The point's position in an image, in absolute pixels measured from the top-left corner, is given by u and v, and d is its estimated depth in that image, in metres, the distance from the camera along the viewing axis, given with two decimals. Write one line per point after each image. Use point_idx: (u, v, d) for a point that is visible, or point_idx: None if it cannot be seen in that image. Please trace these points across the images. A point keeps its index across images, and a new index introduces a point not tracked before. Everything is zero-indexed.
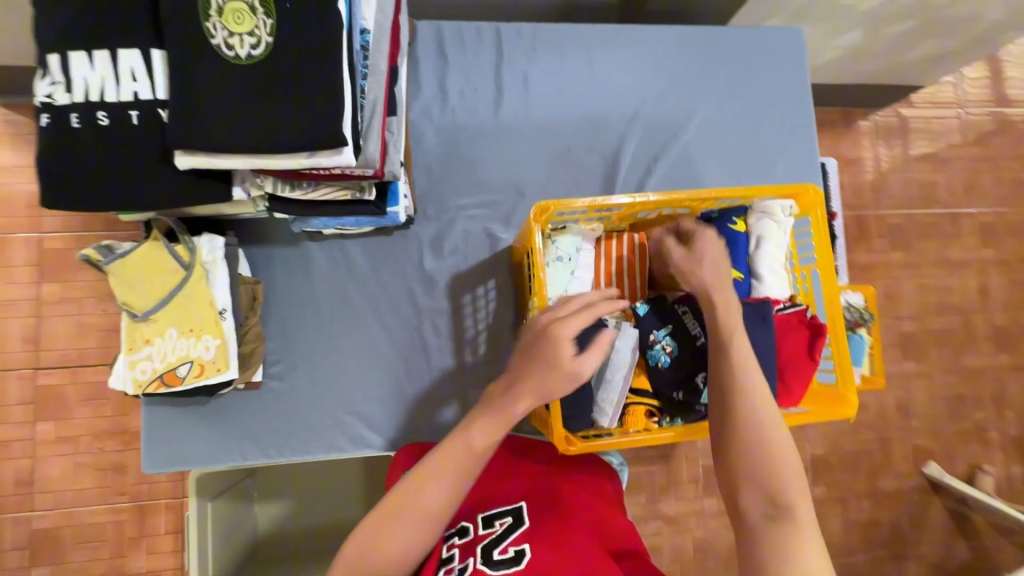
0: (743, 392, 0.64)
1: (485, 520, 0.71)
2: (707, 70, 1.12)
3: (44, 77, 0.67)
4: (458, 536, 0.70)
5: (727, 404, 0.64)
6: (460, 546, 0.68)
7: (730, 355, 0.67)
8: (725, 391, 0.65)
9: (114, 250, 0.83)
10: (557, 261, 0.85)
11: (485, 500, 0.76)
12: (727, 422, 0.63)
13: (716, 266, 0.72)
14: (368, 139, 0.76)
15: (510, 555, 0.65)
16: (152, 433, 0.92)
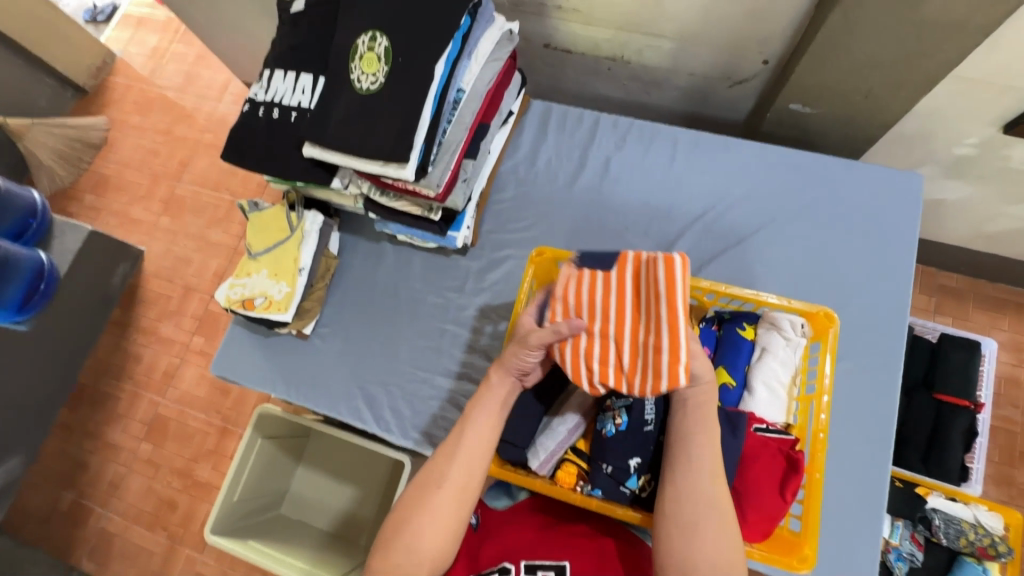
0: (699, 472, 0.66)
1: (528, 569, 0.71)
2: (796, 193, 1.11)
3: (257, 84, 1.03)
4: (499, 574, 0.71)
5: (697, 497, 0.65)
6: None
7: (688, 431, 0.69)
8: (689, 474, 0.67)
9: (258, 206, 1.16)
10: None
11: (534, 544, 0.75)
12: (691, 514, 0.64)
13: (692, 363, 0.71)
14: (436, 167, 0.96)
15: None
16: (226, 345, 1.19)
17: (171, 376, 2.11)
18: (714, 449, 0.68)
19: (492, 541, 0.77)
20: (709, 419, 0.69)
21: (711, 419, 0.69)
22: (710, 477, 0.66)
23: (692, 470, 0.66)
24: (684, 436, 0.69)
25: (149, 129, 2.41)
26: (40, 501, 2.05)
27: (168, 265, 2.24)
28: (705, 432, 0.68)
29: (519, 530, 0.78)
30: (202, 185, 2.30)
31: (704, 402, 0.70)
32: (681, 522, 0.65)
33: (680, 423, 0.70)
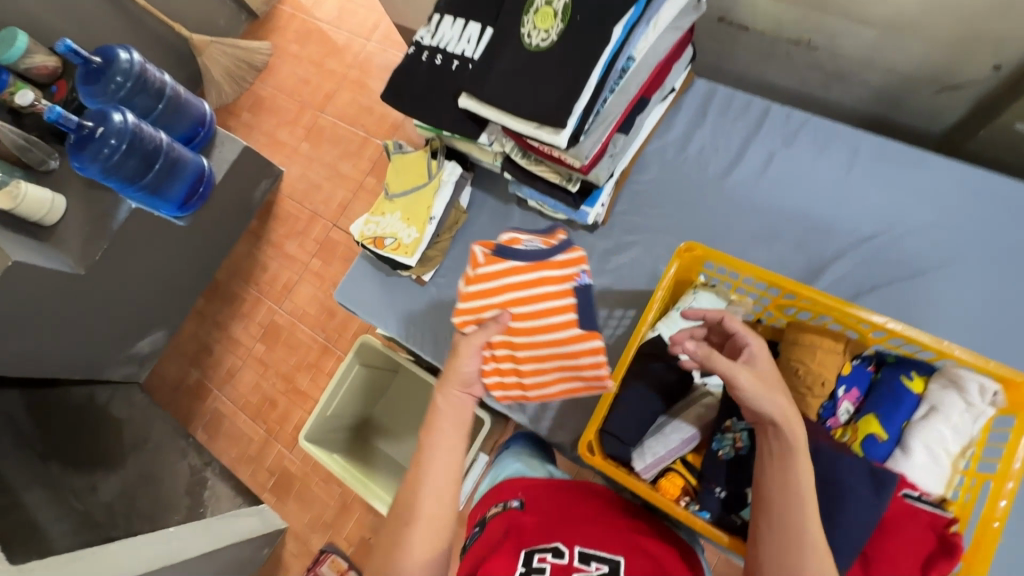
0: (789, 531, 0.57)
1: (582, 556, 0.69)
2: (1002, 233, 0.92)
3: (426, 27, 1.03)
4: (552, 553, 0.70)
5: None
6: (551, 563, 0.68)
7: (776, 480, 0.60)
8: (780, 532, 0.57)
9: (402, 149, 1.19)
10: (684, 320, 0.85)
11: (584, 534, 0.74)
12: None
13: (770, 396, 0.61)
14: (589, 137, 0.91)
15: None
16: (350, 276, 1.26)
17: (289, 290, 2.32)
18: (807, 526, 0.57)
19: (542, 524, 0.77)
20: (795, 485, 0.58)
21: (799, 482, 0.58)
22: (795, 554, 0.56)
23: (773, 542, 0.57)
24: (764, 503, 0.60)
25: (304, 59, 2.57)
26: (173, 372, 2.39)
27: (301, 189, 2.42)
28: (787, 501, 0.58)
29: (566, 520, 0.77)
30: (342, 119, 2.43)
31: (782, 462, 0.60)
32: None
33: (762, 486, 0.61)
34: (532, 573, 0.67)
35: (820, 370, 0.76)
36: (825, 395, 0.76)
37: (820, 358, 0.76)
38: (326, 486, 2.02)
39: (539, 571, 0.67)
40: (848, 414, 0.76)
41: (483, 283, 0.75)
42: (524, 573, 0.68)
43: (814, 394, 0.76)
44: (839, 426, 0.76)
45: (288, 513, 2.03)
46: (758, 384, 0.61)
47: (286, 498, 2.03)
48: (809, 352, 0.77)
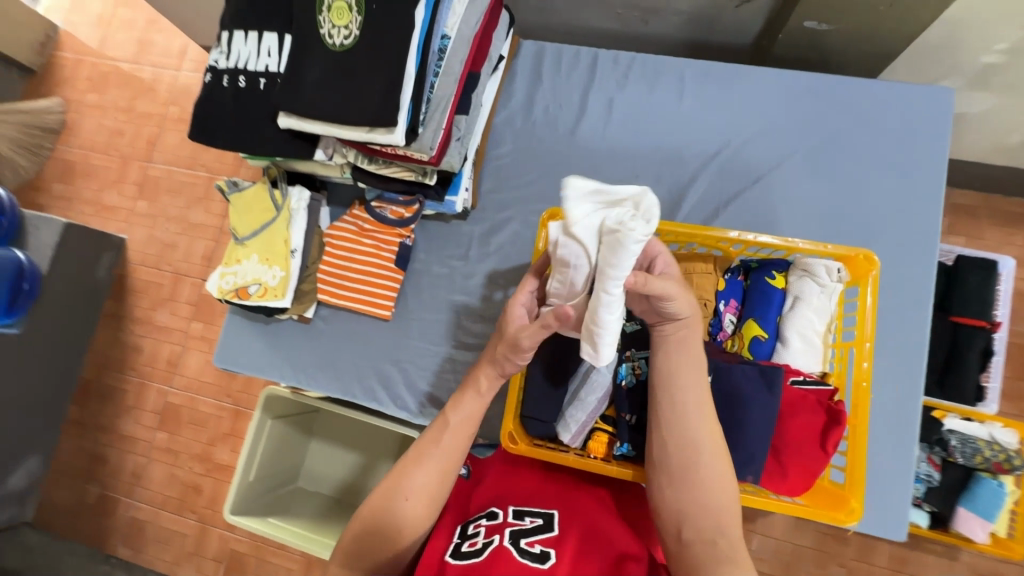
0: (693, 421, 0.64)
1: (517, 511, 0.65)
2: (816, 123, 1.02)
3: (216, 48, 0.92)
4: (487, 517, 0.65)
5: (684, 440, 0.64)
6: (486, 527, 0.64)
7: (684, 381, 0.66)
8: (687, 424, 0.65)
9: (238, 185, 1.08)
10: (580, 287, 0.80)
11: (523, 490, 0.70)
12: (681, 459, 0.64)
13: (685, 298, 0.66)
14: (427, 127, 0.86)
15: (535, 552, 0.60)
16: (225, 336, 1.14)
17: (175, 364, 2.08)
18: (700, 393, 0.66)
19: (483, 488, 0.71)
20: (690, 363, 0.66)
21: (693, 361, 0.67)
22: (693, 419, 0.65)
23: (676, 414, 0.65)
24: (662, 382, 0.67)
25: (109, 107, 2.25)
26: (65, 496, 2.07)
27: (153, 251, 2.14)
28: (687, 381, 0.66)
29: (503, 477, 0.72)
30: (175, 164, 2.17)
31: (679, 345, 0.67)
32: (670, 464, 0.64)
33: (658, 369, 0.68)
34: (464, 537, 0.63)
35: (699, 293, 0.79)
36: (710, 313, 0.80)
37: (697, 282, 0.79)
38: (284, 552, 1.87)
39: (472, 536, 0.63)
40: (733, 324, 0.81)
41: (360, 219, 1.08)
42: (456, 542, 0.63)
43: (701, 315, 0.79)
44: (728, 338, 0.81)
45: None
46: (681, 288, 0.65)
47: None
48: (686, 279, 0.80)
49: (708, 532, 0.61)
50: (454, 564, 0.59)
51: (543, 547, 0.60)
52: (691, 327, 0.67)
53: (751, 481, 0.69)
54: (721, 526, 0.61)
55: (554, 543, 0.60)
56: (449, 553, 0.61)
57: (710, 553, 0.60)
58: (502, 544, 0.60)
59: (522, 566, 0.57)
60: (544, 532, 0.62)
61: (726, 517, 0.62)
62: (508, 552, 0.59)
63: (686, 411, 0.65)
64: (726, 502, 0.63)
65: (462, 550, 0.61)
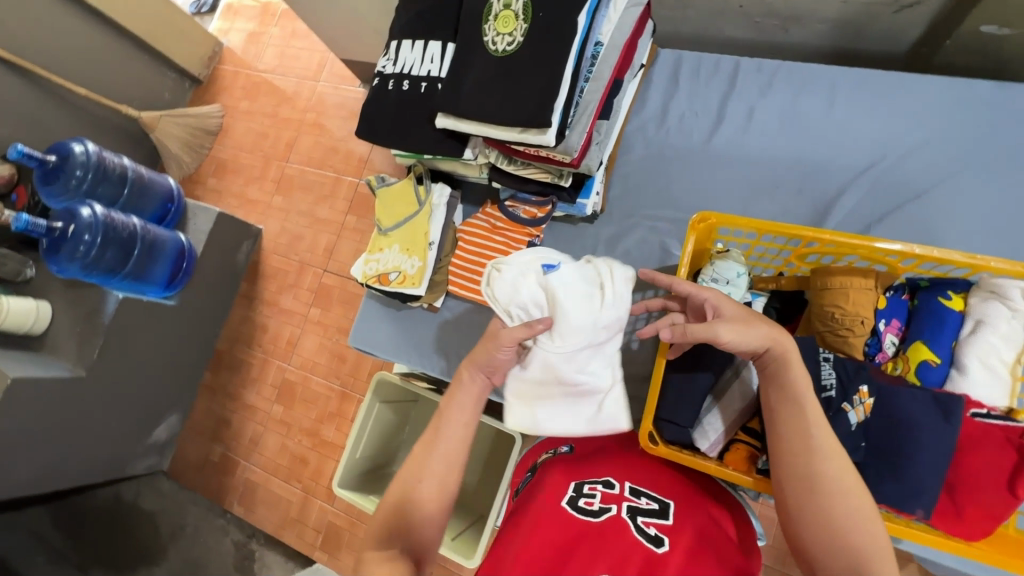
0: (799, 446, 0.60)
1: (634, 489, 0.66)
2: (996, 136, 0.92)
3: (385, 56, 1.02)
4: (604, 484, 0.67)
5: (800, 472, 0.59)
6: (603, 493, 0.66)
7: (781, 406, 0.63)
8: (790, 448, 0.61)
9: (385, 181, 1.18)
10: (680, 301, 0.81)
11: (638, 475, 0.71)
12: (794, 492, 0.59)
13: (749, 335, 0.65)
14: (574, 130, 0.90)
15: (650, 532, 0.60)
16: (361, 318, 1.24)
17: (294, 344, 2.28)
18: (815, 422, 0.60)
19: (593, 460, 0.74)
20: (794, 390, 0.62)
21: (797, 387, 0.62)
22: (802, 445, 0.60)
23: (788, 444, 0.61)
24: (772, 415, 0.64)
25: (258, 113, 2.54)
26: (194, 452, 2.34)
27: (284, 241, 2.38)
28: (787, 405, 0.62)
29: (619, 459, 0.74)
30: (309, 164, 2.41)
31: (779, 372, 0.64)
32: (789, 497, 0.59)
33: (767, 404, 0.65)
34: (581, 493, 0.66)
35: (856, 310, 0.75)
36: (867, 333, 0.76)
37: (853, 298, 0.76)
38: None
39: (589, 496, 0.65)
40: (894, 347, 0.76)
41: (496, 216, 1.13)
42: (572, 494, 0.66)
43: (856, 334, 0.76)
44: (888, 360, 0.76)
45: (344, 566, 1.98)
46: (737, 325, 0.66)
47: (337, 552, 1.99)
48: (841, 293, 0.76)
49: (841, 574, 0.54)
50: (574, 518, 0.62)
51: (658, 530, 0.61)
52: (780, 355, 0.64)
53: (919, 516, 0.63)
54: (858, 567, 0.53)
55: (668, 530, 0.61)
56: (567, 504, 0.65)
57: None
58: (620, 514, 0.62)
59: (636, 540, 0.58)
60: (658, 517, 0.62)
61: (867, 559, 0.54)
62: (625, 524, 0.61)
63: (791, 435, 0.61)
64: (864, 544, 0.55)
65: (580, 505, 0.64)
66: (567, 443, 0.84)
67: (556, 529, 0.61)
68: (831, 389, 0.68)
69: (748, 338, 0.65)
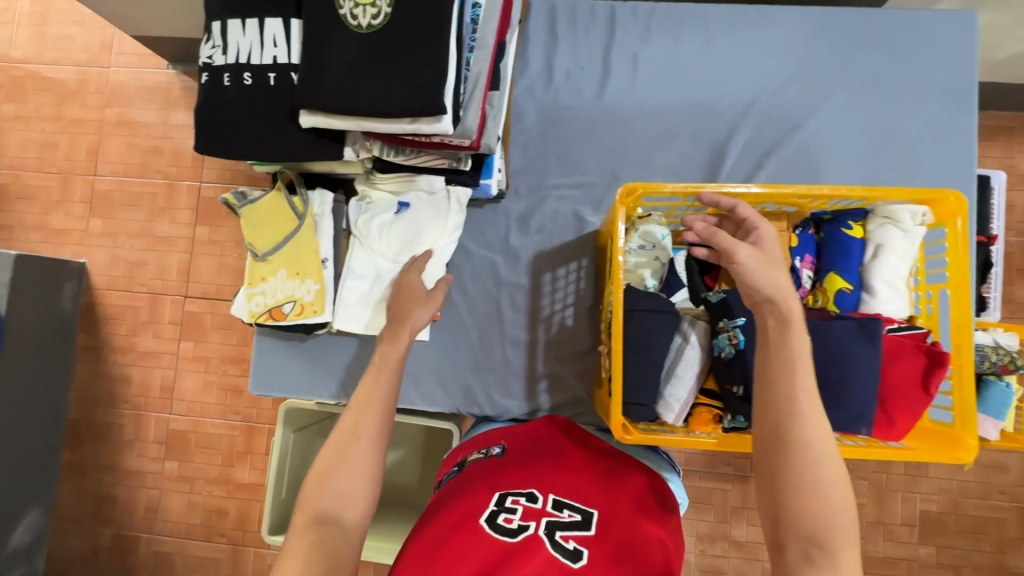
0: (787, 406, 0.57)
1: (557, 502, 0.65)
2: (849, 61, 1.00)
3: (207, 42, 0.80)
4: (527, 498, 0.66)
5: (779, 435, 0.57)
6: (524, 507, 0.64)
7: (773, 368, 0.59)
8: (774, 405, 0.58)
9: (246, 196, 0.97)
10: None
11: (563, 482, 0.70)
12: (774, 453, 0.56)
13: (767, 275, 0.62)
14: (468, 109, 0.79)
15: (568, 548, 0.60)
16: (257, 360, 1.05)
17: (171, 389, 1.94)
18: (801, 387, 0.58)
19: (521, 466, 0.72)
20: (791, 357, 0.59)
21: (793, 354, 0.59)
22: (789, 404, 0.57)
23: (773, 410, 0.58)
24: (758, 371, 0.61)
25: (34, 118, 1.98)
26: (77, 543, 1.95)
27: (121, 273, 1.96)
28: (781, 366, 0.59)
29: (546, 464, 0.73)
30: (127, 174, 1.96)
31: (778, 334, 0.60)
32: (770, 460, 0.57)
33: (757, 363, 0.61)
34: (503, 509, 0.64)
35: None
36: (788, 272, 0.79)
37: None
38: None
39: (510, 513, 0.63)
40: (811, 279, 0.81)
41: None
42: (493, 510, 0.64)
43: None
44: (808, 293, 0.81)
45: None
46: (759, 261, 0.63)
47: None
48: None
49: (809, 536, 0.53)
50: (490, 536, 0.60)
51: (576, 544, 0.60)
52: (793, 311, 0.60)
53: (862, 433, 0.70)
54: (826, 524, 0.53)
55: (586, 542, 0.60)
56: (486, 521, 0.62)
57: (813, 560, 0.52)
58: (538, 532, 0.61)
59: (552, 558, 0.57)
60: (580, 530, 0.62)
61: (833, 521, 0.53)
62: (542, 542, 0.59)
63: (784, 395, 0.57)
64: (831, 507, 0.54)
65: (499, 525, 0.61)
66: (499, 441, 0.82)
67: (473, 550, 0.58)
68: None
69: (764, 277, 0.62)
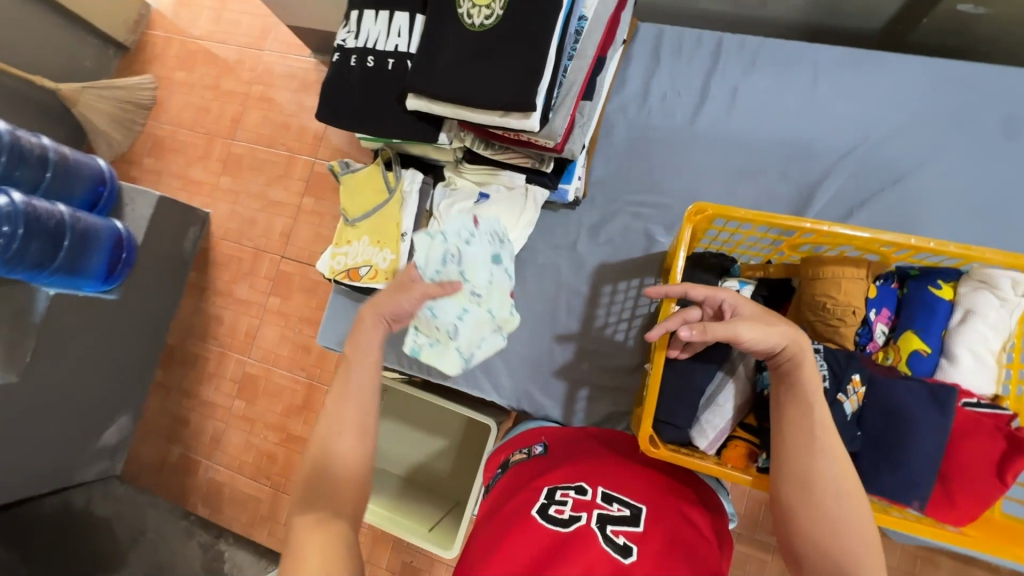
0: (804, 449, 0.60)
1: (606, 495, 0.66)
2: (972, 118, 0.93)
3: (345, 28, 0.92)
4: (577, 490, 0.67)
5: (795, 473, 0.60)
6: (574, 499, 0.66)
7: (785, 407, 0.62)
8: (785, 445, 0.61)
9: (350, 166, 1.08)
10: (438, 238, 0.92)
11: (612, 481, 0.70)
12: (793, 494, 0.59)
13: (766, 338, 0.62)
14: (558, 113, 0.84)
15: (617, 541, 0.60)
16: (329, 315, 1.15)
17: (253, 336, 2.15)
18: (820, 424, 0.60)
19: (565, 466, 0.75)
20: (806, 398, 0.61)
21: (809, 393, 0.61)
22: (811, 447, 0.59)
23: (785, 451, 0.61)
24: (776, 409, 0.64)
25: (197, 85, 2.31)
26: (150, 453, 2.19)
27: (235, 227, 2.21)
28: (797, 407, 0.62)
29: (589, 462, 0.74)
30: (258, 142, 2.22)
31: (791, 376, 0.63)
32: (786, 502, 0.60)
33: (774, 399, 0.64)
34: (552, 500, 0.65)
35: (847, 300, 0.74)
36: (859, 322, 0.75)
37: (845, 288, 0.74)
38: None
39: (559, 502, 0.65)
40: (884, 336, 0.76)
41: None
42: (543, 502, 0.66)
43: (848, 324, 0.75)
44: (879, 349, 0.76)
45: None
46: (757, 325, 0.62)
47: None
48: (833, 284, 0.74)
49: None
50: (541, 524, 0.62)
51: (626, 539, 0.60)
52: (795, 354, 0.63)
53: (914, 506, 0.64)
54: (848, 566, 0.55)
55: (637, 538, 0.60)
56: (537, 510, 0.64)
57: None
58: (588, 522, 0.61)
59: (603, 551, 0.58)
60: (629, 524, 0.62)
61: (858, 563, 0.55)
62: (593, 535, 0.59)
63: (806, 438, 0.60)
64: (865, 561, 0.55)
65: (549, 512, 0.63)
66: (541, 443, 0.87)
67: (521, 530, 0.61)
68: (825, 380, 0.67)
69: (762, 340, 0.62)
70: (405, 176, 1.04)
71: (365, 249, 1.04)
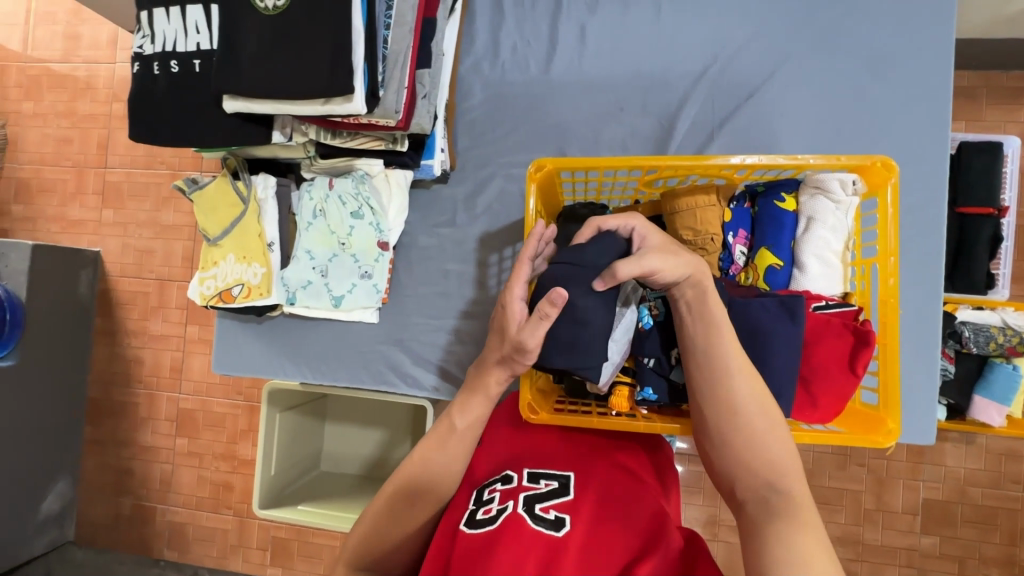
0: (720, 373, 0.58)
1: (531, 475, 0.60)
2: (806, 21, 0.94)
3: (138, 33, 0.83)
4: (501, 481, 0.59)
5: (719, 396, 0.57)
6: (501, 492, 0.58)
7: (697, 337, 0.60)
8: (703, 373, 0.59)
9: (197, 182, 1.00)
10: (332, 233, 0.98)
11: (539, 455, 0.65)
12: (717, 417, 0.57)
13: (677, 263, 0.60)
14: (388, 88, 0.77)
15: (549, 517, 0.53)
16: (220, 342, 1.09)
17: (180, 370, 1.93)
18: (731, 348, 0.59)
19: (491, 454, 0.66)
20: (716, 322, 0.60)
21: (718, 319, 0.60)
22: (730, 370, 0.58)
23: (704, 368, 0.59)
24: (688, 342, 0.62)
25: (50, 115, 1.99)
26: (100, 511, 1.99)
27: (132, 261, 1.95)
28: (711, 331, 0.60)
29: (516, 447, 0.67)
30: (133, 165, 1.96)
31: (700, 308, 0.61)
32: (711, 426, 0.57)
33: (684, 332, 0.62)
34: (479, 503, 0.57)
35: (705, 229, 0.74)
36: (720, 248, 0.75)
37: (701, 217, 0.74)
38: (327, 534, 1.86)
39: (487, 502, 0.56)
40: (744, 256, 0.77)
41: None
42: (471, 510, 0.57)
43: (710, 252, 0.75)
44: (740, 271, 0.77)
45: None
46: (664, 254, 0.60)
47: (293, 564, 1.86)
48: (691, 216, 0.74)
49: (758, 488, 0.53)
50: (468, 533, 0.53)
51: (557, 513, 0.54)
52: (699, 283, 0.61)
53: (782, 415, 0.67)
54: (779, 477, 0.53)
55: (568, 509, 0.54)
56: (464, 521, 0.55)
57: (764, 509, 0.52)
58: (517, 511, 0.54)
59: (536, 532, 0.51)
60: (559, 497, 0.56)
61: (788, 476, 0.53)
62: (522, 520, 0.52)
63: (724, 361, 0.58)
64: (792, 474, 0.53)
65: (477, 516, 0.55)
66: None
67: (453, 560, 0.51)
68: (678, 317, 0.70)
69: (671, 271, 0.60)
70: (257, 183, 0.98)
71: (233, 267, 0.98)
